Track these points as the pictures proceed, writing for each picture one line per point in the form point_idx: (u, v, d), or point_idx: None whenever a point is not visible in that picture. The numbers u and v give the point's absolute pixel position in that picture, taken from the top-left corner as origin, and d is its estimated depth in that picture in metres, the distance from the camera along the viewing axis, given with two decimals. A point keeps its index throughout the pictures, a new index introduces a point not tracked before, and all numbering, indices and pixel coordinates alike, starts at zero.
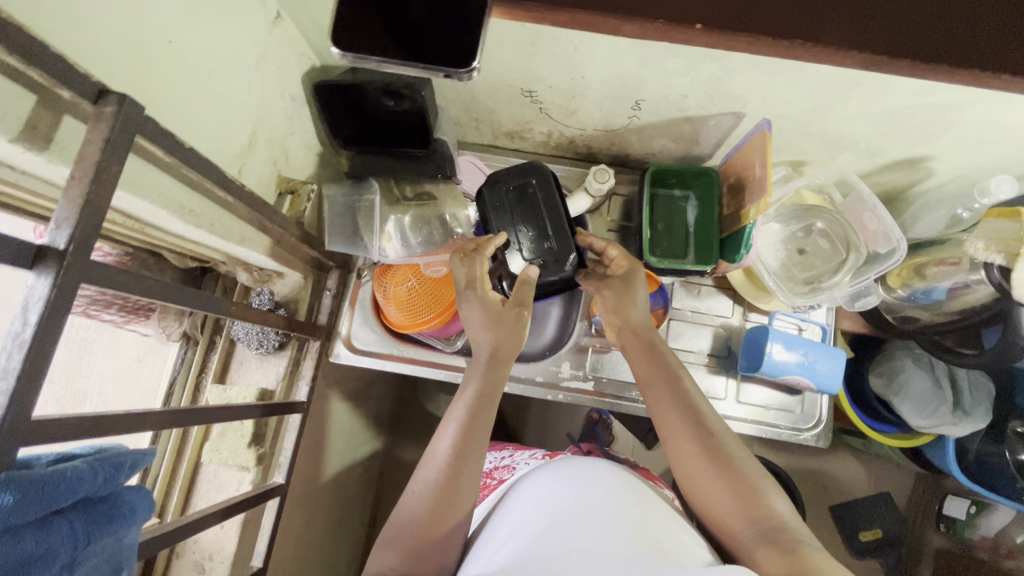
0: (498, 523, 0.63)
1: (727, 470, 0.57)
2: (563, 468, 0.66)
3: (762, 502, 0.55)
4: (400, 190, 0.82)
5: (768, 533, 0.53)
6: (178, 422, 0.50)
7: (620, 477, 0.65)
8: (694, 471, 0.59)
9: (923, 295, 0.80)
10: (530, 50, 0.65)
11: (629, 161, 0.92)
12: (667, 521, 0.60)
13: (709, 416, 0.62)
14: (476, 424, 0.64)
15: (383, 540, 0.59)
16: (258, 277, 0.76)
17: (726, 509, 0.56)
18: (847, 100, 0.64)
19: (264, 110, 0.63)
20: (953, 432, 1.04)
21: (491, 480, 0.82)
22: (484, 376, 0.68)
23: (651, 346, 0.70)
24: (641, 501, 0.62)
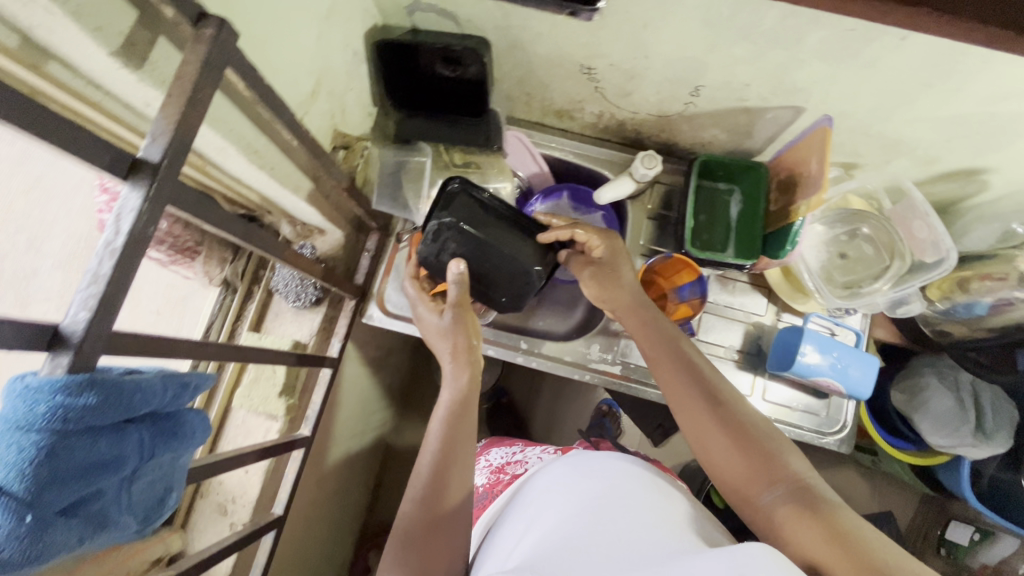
0: (507, 528, 0.62)
1: (741, 436, 0.57)
2: (574, 462, 0.65)
3: (780, 464, 0.55)
4: (449, 155, 0.82)
5: (792, 494, 0.52)
6: (227, 356, 0.51)
7: (640, 470, 0.63)
8: (709, 441, 0.59)
9: (963, 309, 0.79)
10: (597, 25, 0.64)
11: (676, 150, 0.91)
12: (690, 515, 0.58)
13: (717, 386, 0.62)
14: (459, 425, 0.65)
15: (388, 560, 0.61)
16: (301, 231, 0.76)
17: (746, 476, 0.56)
18: (914, 101, 0.64)
19: (328, 62, 0.63)
20: (971, 454, 1.03)
21: (503, 475, 0.81)
22: (461, 376, 0.69)
23: (649, 321, 0.70)
24: (662, 494, 0.59)
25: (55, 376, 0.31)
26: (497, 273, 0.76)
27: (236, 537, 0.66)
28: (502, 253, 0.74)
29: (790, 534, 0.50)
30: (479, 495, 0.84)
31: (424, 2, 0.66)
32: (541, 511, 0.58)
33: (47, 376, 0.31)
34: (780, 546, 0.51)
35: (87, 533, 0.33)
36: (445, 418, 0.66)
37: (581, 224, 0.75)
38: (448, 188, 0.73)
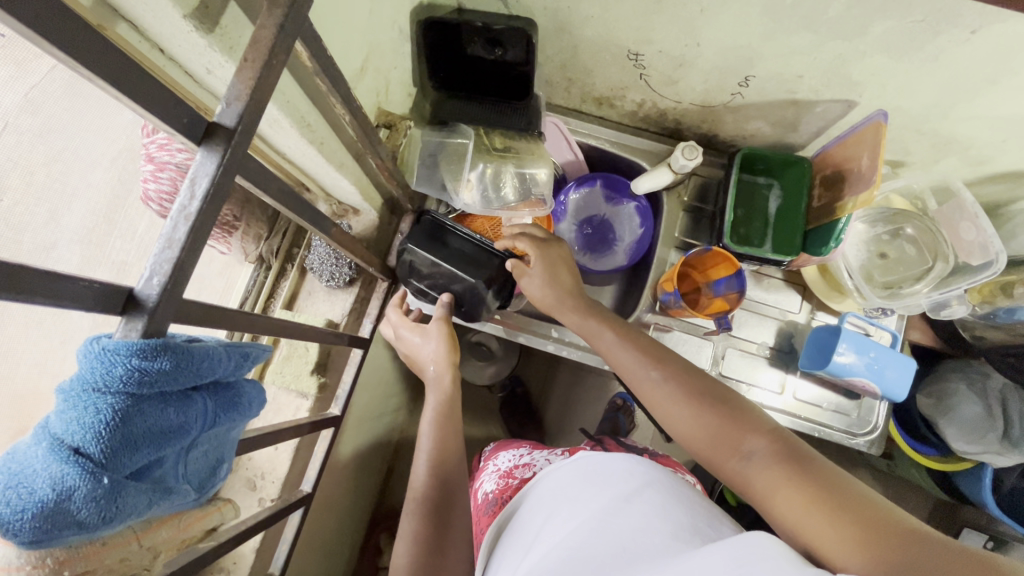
0: (516, 538, 0.61)
1: (699, 403, 0.54)
2: (582, 465, 0.63)
3: (746, 422, 0.51)
4: (489, 139, 0.80)
5: (766, 454, 0.48)
6: (276, 332, 0.51)
7: (664, 475, 0.58)
8: (672, 418, 0.55)
9: (1006, 314, 0.77)
10: (652, 10, 0.63)
11: (715, 142, 0.90)
12: (718, 517, 0.52)
13: (670, 361, 0.59)
14: (447, 427, 0.73)
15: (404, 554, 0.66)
16: (337, 210, 0.77)
17: (714, 446, 0.51)
18: (975, 98, 0.62)
19: (377, 38, 0.63)
20: (997, 462, 1.02)
21: (512, 480, 0.80)
22: (444, 379, 0.75)
23: (597, 313, 0.69)
24: (685, 499, 0.53)
25: (131, 339, 0.30)
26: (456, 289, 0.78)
27: (269, 512, 0.66)
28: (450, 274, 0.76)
29: (770, 497, 0.45)
30: (489, 501, 0.82)
31: None
32: (550, 524, 0.56)
33: (121, 339, 0.30)
34: (767, 512, 0.46)
35: (152, 498, 0.33)
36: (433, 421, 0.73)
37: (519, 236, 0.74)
38: (421, 221, 0.79)
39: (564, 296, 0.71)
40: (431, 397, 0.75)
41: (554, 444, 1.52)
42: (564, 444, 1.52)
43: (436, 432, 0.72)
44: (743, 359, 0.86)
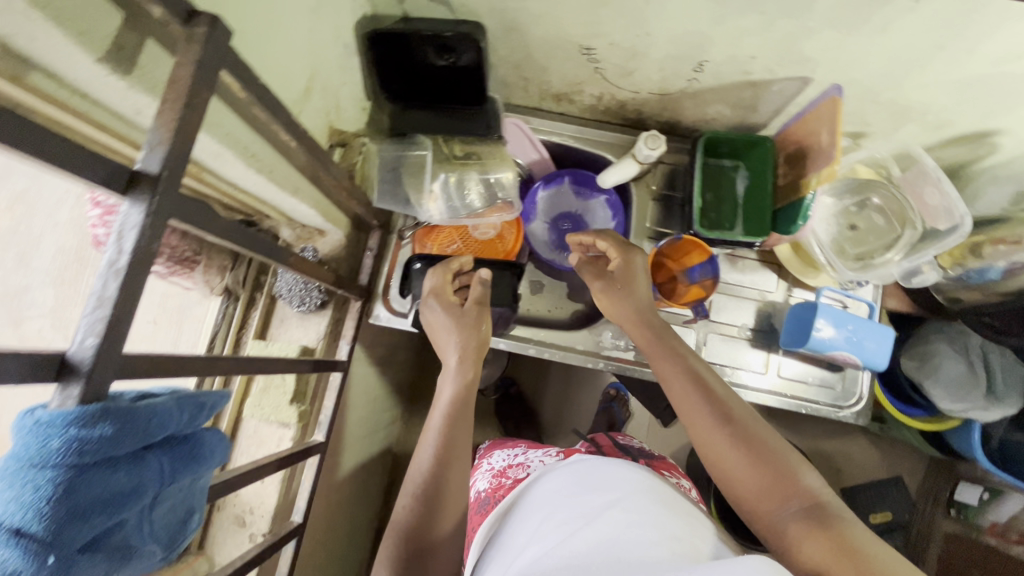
0: (509, 543, 0.61)
1: (751, 449, 0.56)
2: (579, 474, 0.64)
3: (795, 482, 0.54)
4: (450, 148, 0.79)
5: (805, 509, 0.51)
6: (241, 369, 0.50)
7: (652, 489, 0.60)
8: (719, 453, 0.58)
9: (976, 275, 0.78)
10: (598, 3, 0.62)
11: (677, 128, 0.89)
12: (704, 534, 0.54)
13: (726, 399, 0.61)
14: (460, 424, 0.64)
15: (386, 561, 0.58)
16: (300, 234, 0.75)
17: (758, 490, 0.55)
18: (926, 65, 0.62)
19: (319, 56, 0.61)
20: (984, 417, 1.04)
21: (505, 480, 0.80)
22: (465, 375, 0.67)
23: (662, 339, 0.69)
24: (672, 513, 0.56)
25: (67, 408, 0.29)
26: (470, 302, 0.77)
27: (259, 549, 0.65)
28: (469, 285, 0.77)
29: (803, 551, 0.48)
30: (482, 501, 0.83)
31: None
32: (544, 527, 0.57)
33: (58, 409, 0.29)
34: (792, 564, 0.49)
35: (111, 566, 0.32)
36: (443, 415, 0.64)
37: (603, 236, 0.77)
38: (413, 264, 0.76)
39: (649, 317, 0.72)
40: (455, 387, 0.66)
41: (552, 442, 1.52)
42: (562, 439, 1.52)
43: (455, 428, 0.64)
44: (725, 343, 0.86)
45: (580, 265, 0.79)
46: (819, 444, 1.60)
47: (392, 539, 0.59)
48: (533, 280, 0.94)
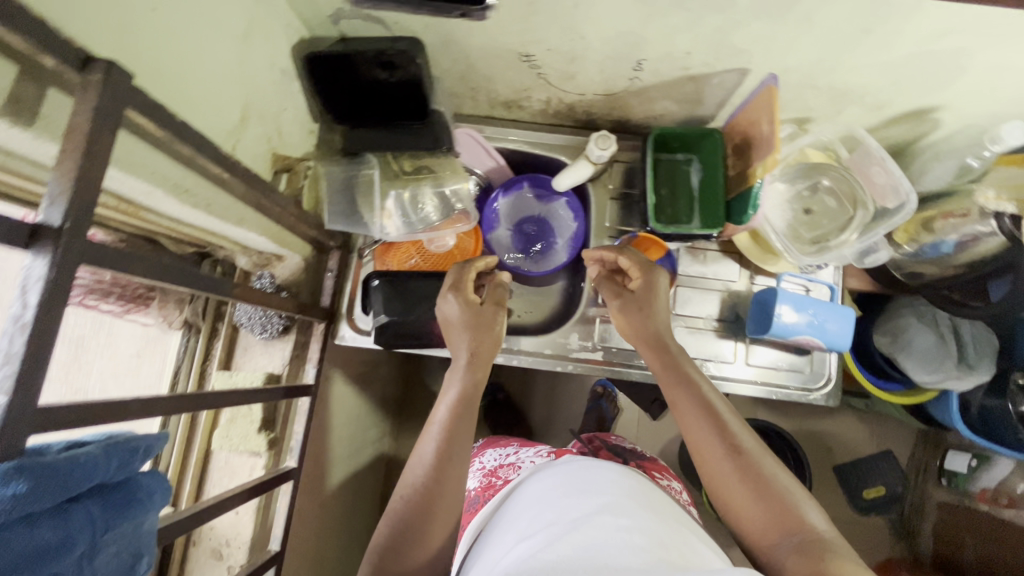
0: (496, 542, 0.63)
1: (756, 482, 0.59)
2: (574, 481, 0.66)
3: (796, 517, 0.56)
4: (398, 164, 0.78)
5: (801, 544, 0.53)
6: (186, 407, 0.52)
7: (638, 498, 0.63)
8: (726, 484, 0.61)
9: (930, 250, 0.78)
10: (528, 11, 0.63)
11: (629, 126, 0.89)
12: (684, 540, 0.57)
13: (734, 429, 0.63)
14: (464, 420, 0.63)
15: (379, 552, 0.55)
16: (258, 261, 0.76)
17: (761, 522, 0.57)
18: (855, 49, 0.63)
19: (253, 84, 0.61)
20: (958, 386, 1.04)
21: (496, 480, 0.83)
22: (475, 375, 0.67)
23: (675, 367, 0.71)
24: (656, 519, 0.58)
25: None
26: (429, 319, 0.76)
27: None
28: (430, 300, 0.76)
29: None
30: (472, 499, 0.86)
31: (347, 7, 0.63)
32: (531, 527, 0.59)
33: None
34: None
35: None
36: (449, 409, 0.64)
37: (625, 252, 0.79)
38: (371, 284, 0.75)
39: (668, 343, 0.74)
40: (466, 382, 0.66)
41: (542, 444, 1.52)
42: (553, 441, 1.52)
43: (461, 423, 0.63)
44: (692, 336, 0.86)
45: (599, 277, 0.82)
46: (808, 424, 1.61)
47: (385, 530, 0.57)
48: None
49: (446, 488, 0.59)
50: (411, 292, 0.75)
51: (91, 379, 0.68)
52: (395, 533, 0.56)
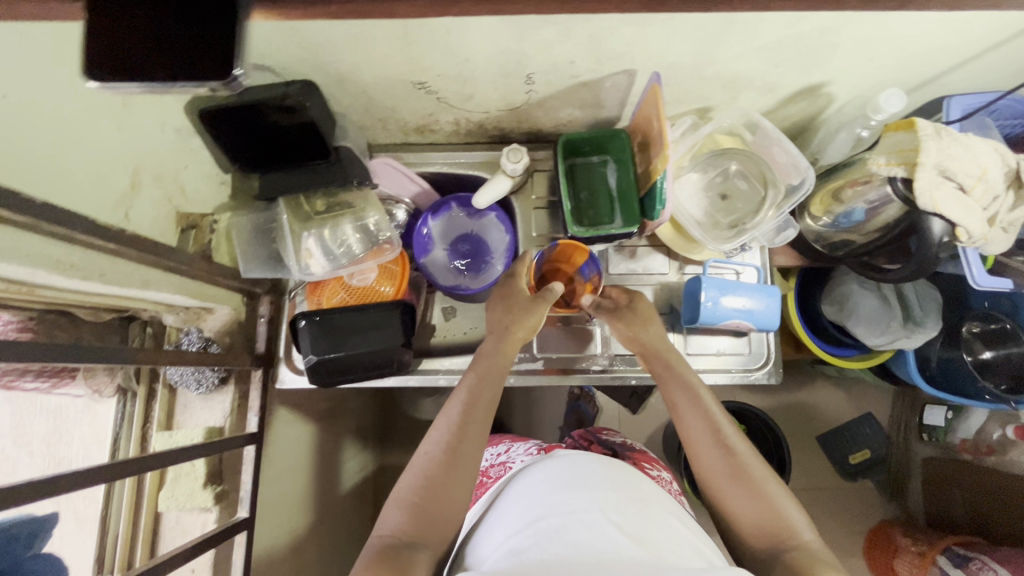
0: (490, 527, 0.66)
1: (751, 489, 0.67)
2: (572, 466, 0.69)
3: (781, 523, 0.64)
4: (310, 205, 0.79)
5: (788, 550, 0.62)
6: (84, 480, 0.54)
7: (619, 478, 0.68)
8: (721, 485, 0.68)
9: (845, 218, 0.79)
10: (405, 42, 0.63)
11: (543, 135, 0.91)
12: (663, 521, 0.63)
13: (730, 437, 0.70)
14: (488, 392, 0.70)
15: (398, 500, 0.63)
16: (186, 317, 0.76)
17: (752, 521, 0.66)
18: (727, 39, 0.64)
19: (141, 149, 0.61)
20: (909, 345, 1.06)
21: (486, 480, 0.86)
22: (499, 357, 0.74)
23: (672, 368, 0.76)
24: (638, 504, 0.63)
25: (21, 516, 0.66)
26: (360, 354, 0.75)
27: None
28: (361, 333, 0.76)
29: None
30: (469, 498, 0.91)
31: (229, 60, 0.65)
32: (522, 515, 0.62)
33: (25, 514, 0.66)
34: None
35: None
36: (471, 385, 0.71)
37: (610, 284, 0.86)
38: (297, 326, 0.75)
39: (660, 348, 0.79)
40: (491, 368, 0.72)
41: None
42: None
43: (482, 407, 0.69)
44: None
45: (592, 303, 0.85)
46: (786, 398, 1.61)
47: (411, 486, 0.63)
48: (446, 305, 0.98)
49: (464, 455, 0.65)
50: (341, 324, 0.76)
51: (72, 446, 0.71)
52: (419, 492, 0.62)
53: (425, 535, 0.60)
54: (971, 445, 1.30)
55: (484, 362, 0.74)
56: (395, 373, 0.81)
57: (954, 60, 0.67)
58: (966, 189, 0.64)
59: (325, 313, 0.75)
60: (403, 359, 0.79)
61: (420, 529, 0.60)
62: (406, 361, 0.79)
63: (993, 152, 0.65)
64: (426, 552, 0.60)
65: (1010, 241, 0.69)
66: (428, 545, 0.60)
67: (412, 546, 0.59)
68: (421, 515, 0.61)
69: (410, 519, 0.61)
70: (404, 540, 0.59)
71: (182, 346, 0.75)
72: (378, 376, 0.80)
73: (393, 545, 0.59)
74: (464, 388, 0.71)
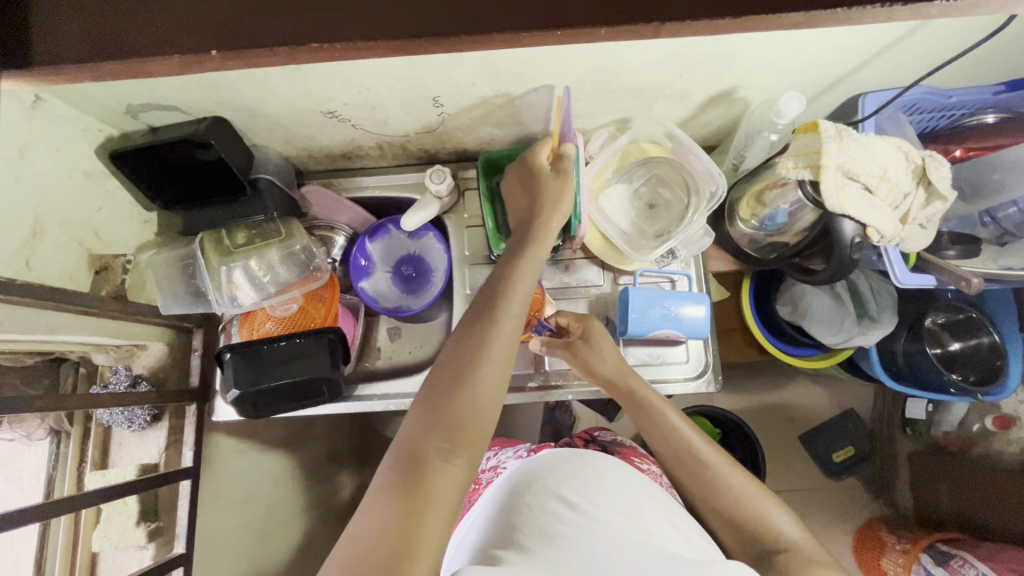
0: (475, 526, 0.64)
1: (736, 493, 0.68)
2: (558, 461, 0.67)
3: (766, 523, 0.65)
4: (230, 239, 0.79)
5: (778, 545, 0.63)
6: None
7: (609, 471, 0.67)
8: (708, 491, 0.69)
9: (770, 222, 0.77)
10: (300, 76, 0.64)
11: (472, 153, 0.91)
12: (656, 512, 0.63)
13: (703, 449, 0.71)
14: (520, 283, 0.61)
15: (416, 407, 0.56)
16: (117, 356, 0.76)
17: (740, 518, 0.67)
18: (622, 54, 0.63)
19: (45, 195, 0.63)
20: (868, 342, 1.04)
21: (477, 485, 0.80)
22: (531, 244, 0.65)
23: (634, 392, 0.74)
24: (629, 501, 0.63)
25: None
26: (290, 382, 0.75)
27: None
28: (293, 360, 0.76)
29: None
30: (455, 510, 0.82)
31: (137, 103, 0.66)
32: (507, 517, 0.61)
33: None
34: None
35: None
36: (499, 277, 0.62)
37: (560, 311, 0.82)
38: (224, 359, 0.75)
39: (623, 367, 0.76)
40: (524, 259, 0.63)
41: None
42: None
43: (518, 301, 0.60)
44: None
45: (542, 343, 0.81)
46: (763, 399, 1.52)
47: (432, 388, 0.55)
48: (390, 327, 0.98)
49: (495, 353, 0.56)
50: (273, 353, 0.76)
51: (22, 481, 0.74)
52: (443, 394, 0.54)
53: (444, 441, 0.52)
54: (954, 438, 1.27)
55: (516, 251, 0.64)
56: (331, 400, 0.81)
57: (857, 58, 0.66)
58: (870, 189, 0.64)
59: (257, 344, 0.76)
60: (336, 385, 0.79)
61: (442, 433, 0.53)
62: (338, 386, 0.79)
63: (895, 150, 0.65)
64: (456, 457, 0.52)
65: (928, 238, 0.68)
66: (446, 455, 0.52)
67: (435, 450, 0.52)
68: (445, 418, 0.53)
69: (435, 422, 0.53)
70: (426, 447, 0.52)
71: (110, 386, 0.76)
72: (319, 402, 0.80)
73: (413, 453, 0.52)
74: (494, 283, 0.62)
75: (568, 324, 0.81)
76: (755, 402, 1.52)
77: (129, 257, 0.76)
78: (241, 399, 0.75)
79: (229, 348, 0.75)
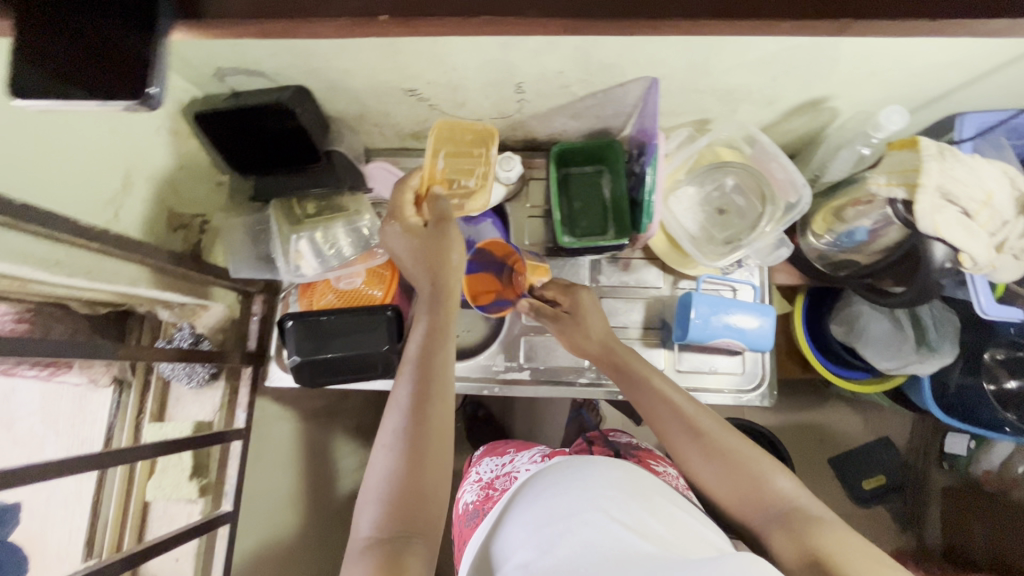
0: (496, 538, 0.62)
1: (727, 457, 0.60)
2: (561, 469, 0.64)
3: (765, 491, 0.58)
4: (301, 208, 0.80)
5: (784, 514, 0.56)
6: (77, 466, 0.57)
7: (618, 475, 0.63)
8: (698, 465, 0.63)
9: (846, 238, 0.75)
10: (391, 51, 0.64)
11: (540, 143, 0.90)
12: (670, 513, 0.59)
13: (695, 417, 0.64)
14: (434, 350, 0.58)
15: (365, 498, 0.52)
16: (180, 313, 0.77)
17: (734, 496, 0.60)
18: (719, 53, 0.62)
19: (135, 151, 0.64)
20: (923, 372, 1.00)
21: (493, 491, 0.75)
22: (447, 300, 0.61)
23: (625, 369, 0.72)
24: (642, 501, 0.59)
25: None
26: (352, 356, 0.77)
27: None
28: (354, 333, 0.77)
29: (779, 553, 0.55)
30: (469, 516, 0.78)
31: (226, 67, 0.66)
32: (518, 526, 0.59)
33: None
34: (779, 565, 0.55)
35: None
36: (416, 344, 0.59)
37: (546, 282, 0.82)
38: (285, 327, 0.77)
39: (609, 342, 0.74)
40: (435, 319, 0.60)
41: None
42: None
43: (439, 368, 0.57)
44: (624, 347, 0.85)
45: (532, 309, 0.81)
46: (797, 418, 1.48)
47: (381, 479, 0.51)
48: None
49: (434, 422, 0.54)
50: (334, 325, 0.77)
51: (96, 427, 0.76)
52: (391, 478, 0.51)
53: (405, 525, 0.49)
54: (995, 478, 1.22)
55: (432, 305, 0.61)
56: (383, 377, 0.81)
57: (963, 76, 0.64)
58: (970, 214, 0.61)
59: (319, 315, 0.77)
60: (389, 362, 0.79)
61: (402, 517, 0.49)
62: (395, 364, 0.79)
63: (1001, 175, 0.63)
64: (419, 547, 0.49)
65: (1021, 269, 0.64)
66: (412, 536, 0.49)
67: (396, 548, 0.48)
68: (401, 504, 0.50)
69: (392, 508, 0.50)
70: (391, 536, 0.49)
71: (173, 342, 0.76)
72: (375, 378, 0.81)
73: (377, 543, 0.48)
74: (409, 359, 0.58)
75: (554, 294, 0.81)
76: (788, 420, 1.48)
77: (205, 219, 0.78)
78: (298, 368, 0.76)
79: (291, 314, 0.77)
